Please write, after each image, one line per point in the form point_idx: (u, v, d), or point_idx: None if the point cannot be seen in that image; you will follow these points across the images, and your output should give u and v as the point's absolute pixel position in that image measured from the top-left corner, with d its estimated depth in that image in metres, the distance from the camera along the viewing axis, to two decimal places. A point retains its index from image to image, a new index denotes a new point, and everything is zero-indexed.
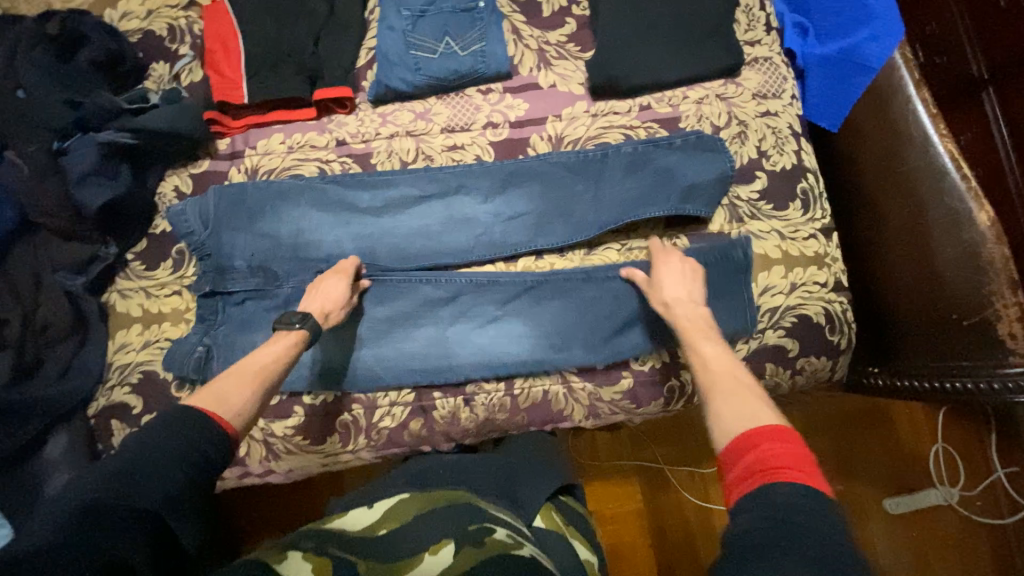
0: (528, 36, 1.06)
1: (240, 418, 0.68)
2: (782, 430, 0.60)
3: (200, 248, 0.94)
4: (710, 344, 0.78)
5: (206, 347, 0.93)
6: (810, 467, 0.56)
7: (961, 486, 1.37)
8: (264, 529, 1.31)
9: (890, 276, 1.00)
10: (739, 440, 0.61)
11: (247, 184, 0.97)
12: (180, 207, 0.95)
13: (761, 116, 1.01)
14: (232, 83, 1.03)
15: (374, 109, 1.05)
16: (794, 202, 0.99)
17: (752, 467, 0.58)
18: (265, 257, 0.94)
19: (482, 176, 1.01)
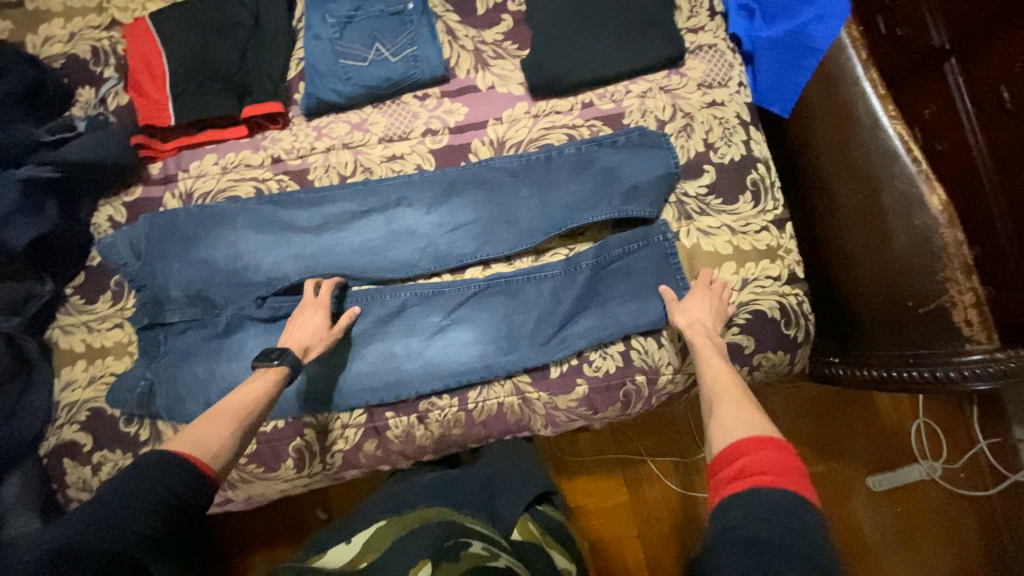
0: (462, 36, 1.02)
1: (218, 460, 0.67)
2: (771, 439, 0.59)
3: (135, 279, 0.92)
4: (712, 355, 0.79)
5: (150, 381, 0.91)
6: (794, 473, 0.54)
7: (944, 460, 1.35)
8: (251, 550, 1.30)
9: (844, 265, 0.97)
10: (730, 445, 0.60)
11: (180, 210, 0.94)
12: (111, 238, 0.92)
13: (707, 107, 0.98)
14: (158, 105, 0.99)
15: (309, 123, 1.01)
16: (744, 194, 0.96)
17: (737, 470, 0.57)
18: (202, 285, 0.92)
19: (424, 186, 0.98)
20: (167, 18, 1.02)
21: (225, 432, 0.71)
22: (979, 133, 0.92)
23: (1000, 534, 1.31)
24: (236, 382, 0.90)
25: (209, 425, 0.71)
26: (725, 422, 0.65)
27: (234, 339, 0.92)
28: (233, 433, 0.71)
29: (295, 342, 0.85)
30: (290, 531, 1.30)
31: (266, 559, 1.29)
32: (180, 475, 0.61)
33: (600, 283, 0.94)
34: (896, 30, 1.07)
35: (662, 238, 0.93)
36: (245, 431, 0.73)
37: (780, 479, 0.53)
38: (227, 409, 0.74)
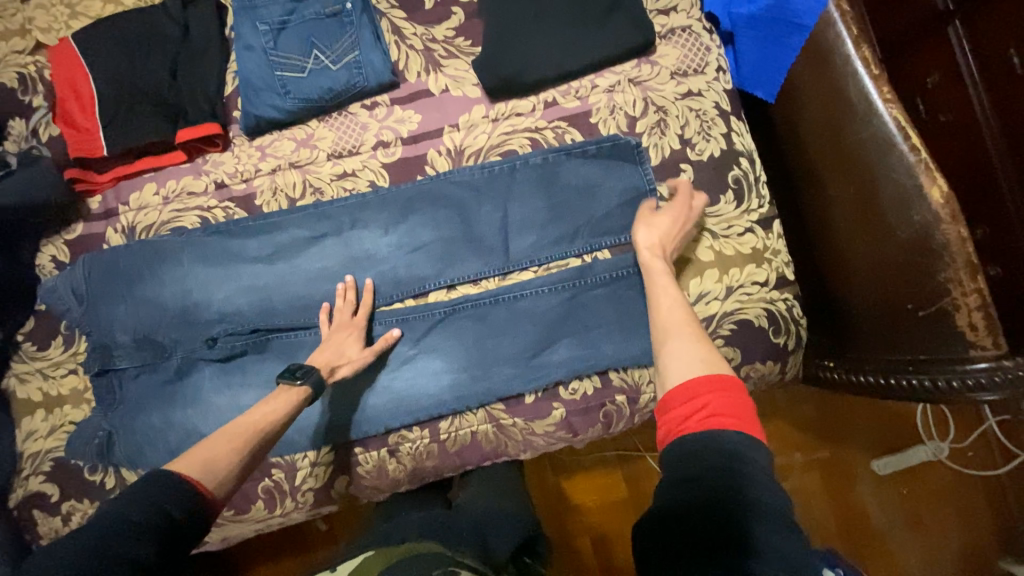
0: (410, 35, 0.92)
1: (222, 487, 0.61)
2: (728, 377, 0.56)
3: (80, 326, 0.88)
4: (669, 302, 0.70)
5: (107, 432, 0.87)
6: (746, 417, 0.54)
7: (951, 440, 1.29)
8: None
9: (837, 263, 0.90)
10: (688, 384, 0.57)
11: (118, 249, 0.88)
12: (50, 283, 0.88)
13: (683, 98, 0.89)
14: (88, 134, 0.91)
15: (252, 142, 0.94)
16: (726, 194, 0.88)
17: (692, 415, 0.55)
18: (148, 328, 0.87)
19: (378, 205, 0.91)
20: (88, 36, 0.93)
21: (235, 455, 0.64)
22: (990, 105, 0.81)
23: (1010, 511, 1.26)
24: (195, 427, 0.86)
25: (214, 448, 0.64)
26: (676, 356, 0.61)
27: (189, 382, 0.87)
28: (238, 460, 0.64)
29: (316, 359, 0.81)
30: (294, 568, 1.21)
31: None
32: (178, 502, 0.55)
33: (571, 301, 0.88)
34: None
35: None
36: (252, 454, 0.66)
37: (737, 425, 0.53)
38: (234, 429, 0.68)
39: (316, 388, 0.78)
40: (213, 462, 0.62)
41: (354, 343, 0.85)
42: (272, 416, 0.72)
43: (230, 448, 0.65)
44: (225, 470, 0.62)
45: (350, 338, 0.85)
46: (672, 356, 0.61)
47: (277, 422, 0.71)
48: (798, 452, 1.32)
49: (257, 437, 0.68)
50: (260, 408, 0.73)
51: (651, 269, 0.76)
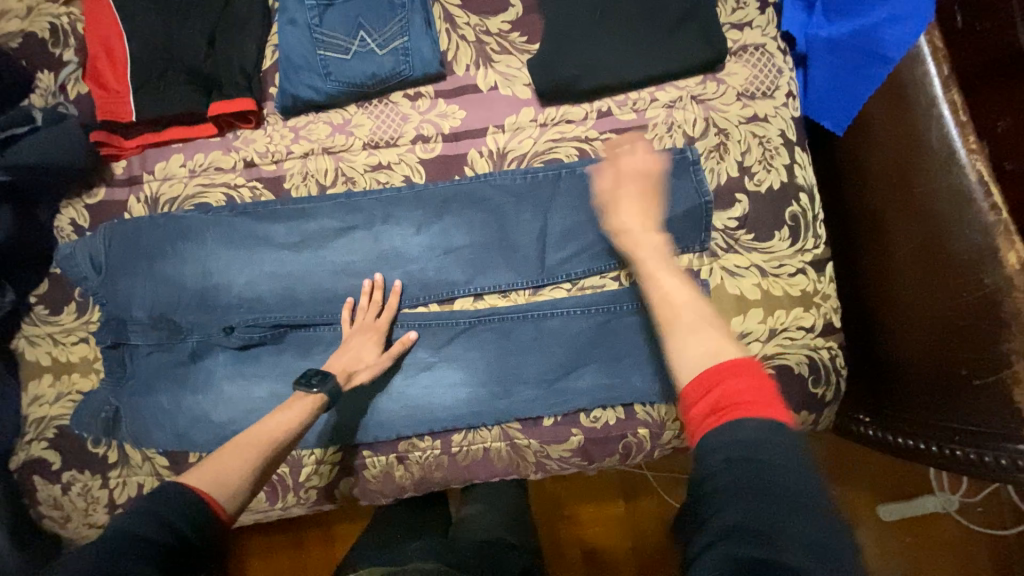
0: (463, 24, 0.86)
1: (233, 499, 0.58)
2: (741, 360, 0.51)
3: (96, 296, 0.85)
4: (671, 280, 0.62)
5: (115, 407, 0.85)
6: (773, 401, 0.49)
7: (962, 493, 1.20)
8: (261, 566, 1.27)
9: (891, 313, 0.84)
10: (700, 375, 0.51)
11: (143, 221, 0.86)
12: (68, 249, 0.85)
13: (747, 122, 0.82)
14: (117, 97, 0.87)
15: (285, 122, 0.89)
16: (781, 230, 0.82)
17: (715, 407, 0.49)
18: (165, 307, 0.85)
19: (413, 203, 0.87)
20: None
21: (246, 466, 0.62)
22: None
23: None
24: (204, 413, 0.84)
25: (228, 462, 0.61)
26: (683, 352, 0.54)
27: (201, 366, 0.85)
28: (251, 472, 0.62)
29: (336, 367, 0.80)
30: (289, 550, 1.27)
31: (264, 562, 1.27)
32: (192, 519, 0.53)
33: (602, 325, 0.84)
34: (974, 25, 0.85)
35: None
36: (265, 466, 0.64)
37: (763, 412, 0.47)
38: (244, 442, 0.65)
39: (330, 398, 0.76)
40: (225, 473, 0.59)
41: (376, 347, 0.83)
42: (285, 426, 0.69)
43: (244, 458, 0.62)
44: (239, 481, 0.60)
45: (371, 341, 0.83)
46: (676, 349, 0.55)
47: (293, 431, 0.69)
48: None
49: (272, 450, 0.66)
50: (269, 419, 0.70)
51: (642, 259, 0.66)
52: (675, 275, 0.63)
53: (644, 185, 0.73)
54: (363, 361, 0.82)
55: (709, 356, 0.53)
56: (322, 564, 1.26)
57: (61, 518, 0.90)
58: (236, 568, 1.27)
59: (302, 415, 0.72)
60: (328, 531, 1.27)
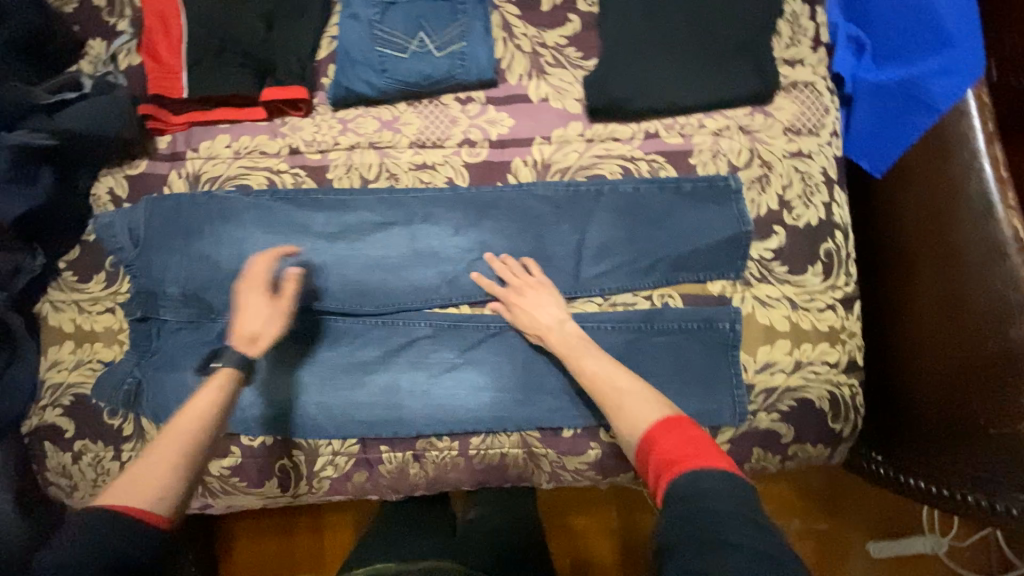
0: (520, 34, 0.87)
1: (165, 503, 0.58)
2: (670, 419, 0.64)
3: (130, 268, 0.85)
4: (594, 361, 0.76)
5: (138, 380, 0.85)
6: (710, 452, 0.60)
7: (952, 537, 1.21)
8: (245, 547, 1.27)
9: (912, 363, 0.85)
10: (638, 444, 0.65)
11: (186, 196, 0.86)
12: (109, 219, 0.85)
13: (790, 157, 0.84)
14: (169, 72, 0.87)
15: (334, 113, 0.90)
16: (815, 265, 0.84)
17: (659, 466, 0.61)
18: (198, 285, 0.84)
19: (454, 205, 0.88)
20: None
21: (172, 469, 0.60)
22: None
23: None
24: None
25: (151, 466, 0.60)
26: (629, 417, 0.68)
27: (227, 348, 0.85)
28: (179, 474, 0.60)
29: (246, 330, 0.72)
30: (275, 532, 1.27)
31: (253, 547, 1.27)
32: (118, 535, 0.54)
33: (632, 342, 0.84)
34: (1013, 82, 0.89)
35: (727, 327, 0.81)
36: (195, 461, 0.63)
37: (702, 462, 0.58)
38: (165, 438, 0.62)
39: (240, 368, 0.70)
40: (147, 481, 0.58)
41: (269, 298, 0.75)
42: (204, 413, 0.65)
43: (176, 460, 0.61)
44: (165, 486, 0.59)
45: (259, 295, 0.75)
46: (629, 416, 0.68)
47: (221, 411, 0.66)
48: (798, 519, 1.23)
49: (194, 442, 0.63)
50: (189, 407, 0.66)
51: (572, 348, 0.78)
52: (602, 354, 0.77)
53: (531, 278, 0.84)
54: (260, 319, 0.73)
55: (634, 429, 0.66)
56: (311, 552, 1.26)
57: (70, 486, 0.90)
58: (223, 551, 1.27)
59: (218, 400, 0.67)
60: (319, 521, 1.27)
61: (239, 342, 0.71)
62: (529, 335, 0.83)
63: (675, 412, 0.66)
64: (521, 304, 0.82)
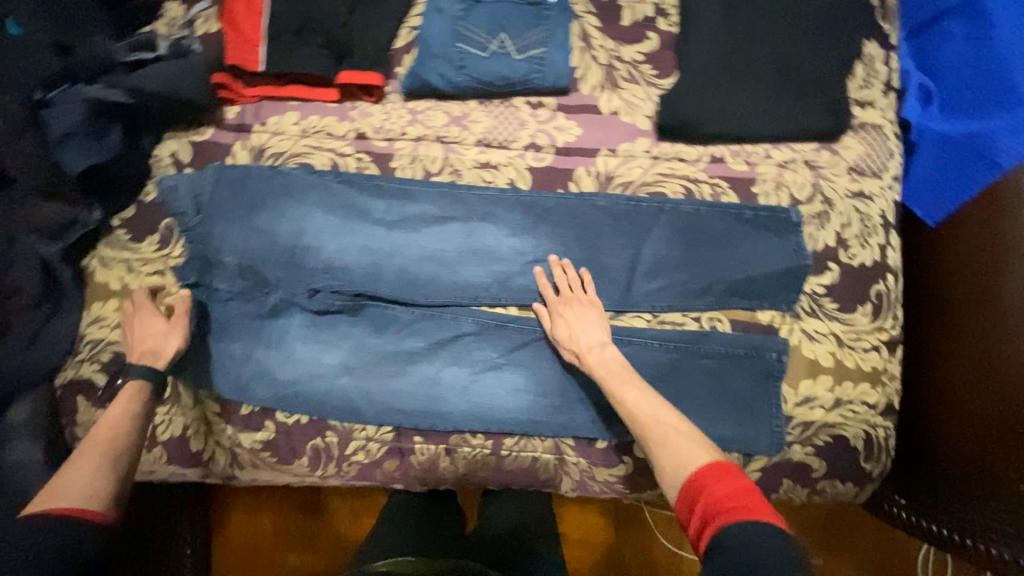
0: (598, 46, 0.89)
1: (97, 498, 0.64)
2: (718, 464, 0.62)
3: (190, 234, 0.86)
4: (633, 391, 0.75)
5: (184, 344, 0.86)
6: (758, 504, 0.57)
7: None
8: (240, 517, 1.27)
9: (944, 413, 0.86)
10: (682, 488, 0.63)
11: (252, 167, 0.87)
12: (174, 182, 0.86)
13: (850, 197, 0.85)
14: (248, 44, 0.89)
15: (405, 103, 0.91)
16: (865, 306, 0.85)
17: (704, 515, 0.59)
18: (254, 257, 0.85)
19: (513, 206, 0.89)
20: None
21: (95, 470, 0.66)
22: None
23: None
24: (270, 369, 0.86)
25: (78, 470, 0.66)
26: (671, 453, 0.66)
27: (277, 323, 0.86)
28: (107, 471, 0.67)
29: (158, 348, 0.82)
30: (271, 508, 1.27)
31: (249, 520, 1.27)
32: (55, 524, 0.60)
33: (676, 361, 0.84)
34: None
35: (775, 358, 0.82)
36: (118, 460, 0.69)
37: (748, 516, 0.56)
38: (89, 446, 0.70)
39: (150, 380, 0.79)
40: (74, 483, 0.64)
41: (162, 317, 0.84)
42: (124, 420, 0.73)
43: (96, 461, 0.67)
44: (93, 482, 0.65)
45: (155, 315, 0.85)
46: (665, 456, 0.67)
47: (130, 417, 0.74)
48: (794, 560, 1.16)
49: (110, 444, 0.70)
50: (107, 419, 0.74)
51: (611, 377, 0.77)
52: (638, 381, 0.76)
53: (581, 300, 0.84)
54: (159, 334, 0.83)
55: (679, 469, 0.64)
56: (305, 533, 1.27)
57: None
58: (219, 520, 1.27)
59: (128, 409, 0.75)
60: (317, 503, 1.28)
61: (141, 359, 0.81)
62: (566, 350, 0.83)
63: (723, 459, 0.64)
64: (564, 321, 0.83)
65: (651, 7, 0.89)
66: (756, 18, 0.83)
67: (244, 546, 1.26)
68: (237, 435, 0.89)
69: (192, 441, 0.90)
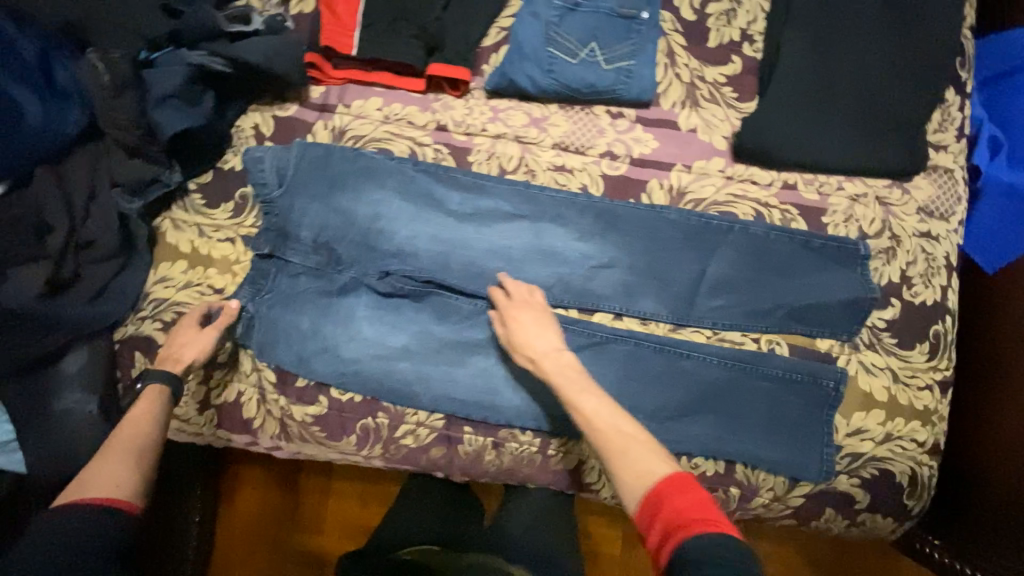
0: (682, 64, 0.91)
1: (121, 489, 0.65)
2: (675, 475, 0.61)
3: (270, 206, 0.88)
4: (591, 400, 0.72)
5: (251, 314, 0.89)
6: (712, 514, 0.57)
7: None
8: (247, 490, 1.28)
9: (983, 458, 0.88)
10: (642, 500, 0.61)
11: (336, 147, 0.90)
12: (259, 153, 0.88)
13: (918, 236, 0.87)
14: (343, 28, 0.91)
15: (488, 100, 0.93)
16: (922, 344, 0.86)
17: (664, 530, 0.58)
18: (332, 235, 0.88)
19: (584, 211, 0.90)
20: None
21: (121, 462, 0.68)
22: None
23: None
24: (332, 347, 0.88)
25: (102, 464, 0.68)
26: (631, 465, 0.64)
27: (344, 301, 0.88)
28: (133, 470, 0.68)
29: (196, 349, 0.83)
30: (281, 481, 1.28)
31: (260, 495, 1.27)
32: (85, 520, 0.61)
33: (733, 380, 0.85)
34: None
35: (831, 386, 0.83)
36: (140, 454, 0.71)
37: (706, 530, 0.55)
38: (109, 448, 0.70)
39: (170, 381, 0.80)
40: (98, 480, 0.65)
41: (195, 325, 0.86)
42: (144, 421, 0.74)
43: (123, 454, 0.69)
44: (120, 480, 0.66)
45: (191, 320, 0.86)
46: (623, 467, 0.64)
47: (152, 412, 0.76)
48: None
49: (136, 438, 0.72)
50: (125, 422, 0.75)
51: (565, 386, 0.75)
52: (597, 387, 0.75)
53: (540, 311, 0.84)
54: (193, 345, 0.84)
55: (636, 483, 0.62)
56: (313, 514, 1.27)
57: None
58: (229, 490, 1.27)
59: (150, 403, 0.76)
60: (328, 487, 1.28)
61: (162, 363, 0.83)
62: (519, 355, 0.81)
63: (675, 467, 0.63)
64: (517, 322, 0.82)
65: (738, 32, 0.91)
66: (846, 54, 0.84)
67: (250, 519, 1.27)
68: (290, 407, 0.90)
69: (245, 407, 0.91)
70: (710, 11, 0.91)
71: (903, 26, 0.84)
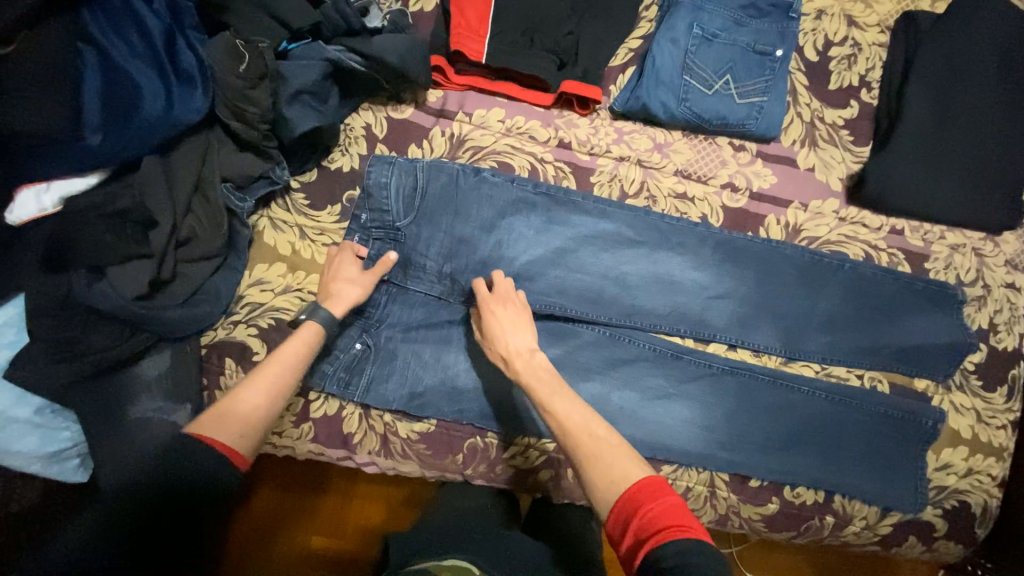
0: (804, 103, 0.93)
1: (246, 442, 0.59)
2: (647, 479, 0.58)
3: (394, 232, 0.86)
4: (564, 401, 0.68)
5: (365, 347, 0.86)
6: (685, 518, 0.55)
7: None
8: (268, 487, 1.19)
9: None
10: (615, 507, 0.58)
11: (459, 172, 0.87)
12: (384, 179, 0.85)
13: (1005, 287, 0.93)
14: (474, 32, 0.88)
15: (613, 121, 0.92)
16: (1002, 388, 0.92)
17: (639, 538, 0.55)
18: (459, 266, 0.87)
19: (703, 241, 0.91)
20: None
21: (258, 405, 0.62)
22: None
23: None
24: (445, 367, 0.87)
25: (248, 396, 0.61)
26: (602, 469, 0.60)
27: (464, 328, 0.88)
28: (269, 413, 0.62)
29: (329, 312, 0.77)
30: (307, 482, 1.20)
31: (276, 496, 1.19)
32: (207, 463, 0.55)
33: (836, 412, 0.89)
34: None
35: (929, 424, 0.88)
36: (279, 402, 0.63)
37: (680, 533, 0.53)
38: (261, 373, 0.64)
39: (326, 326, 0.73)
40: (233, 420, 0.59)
41: (358, 265, 0.83)
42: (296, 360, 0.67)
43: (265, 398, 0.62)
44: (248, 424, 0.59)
45: (353, 260, 0.83)
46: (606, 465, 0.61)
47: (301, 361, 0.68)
48: None
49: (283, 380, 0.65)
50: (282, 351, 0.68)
51: (546, 393, 0.69)
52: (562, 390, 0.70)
53: (518, 308, 0.79)
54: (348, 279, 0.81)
55: (612, 486, 0.59)
56: (332, 516, 1.19)
57: None
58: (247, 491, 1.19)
59: (304, 348, 0.69)
60: (350, 489, 1.20)
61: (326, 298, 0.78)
62: (494, 354, 0.77)
63: (648, 471, 0.60)
64: (492, 316, 0.78)
65: (856, 77, 0.95)
66: (965, 112, 0.89)
67: (261, 523, 1.18)
68: (396, 422, 0.87)
69: (347, 422, 0.86)
70: (832, 54, 0.95)
71: (1015, 93, 0.89)
